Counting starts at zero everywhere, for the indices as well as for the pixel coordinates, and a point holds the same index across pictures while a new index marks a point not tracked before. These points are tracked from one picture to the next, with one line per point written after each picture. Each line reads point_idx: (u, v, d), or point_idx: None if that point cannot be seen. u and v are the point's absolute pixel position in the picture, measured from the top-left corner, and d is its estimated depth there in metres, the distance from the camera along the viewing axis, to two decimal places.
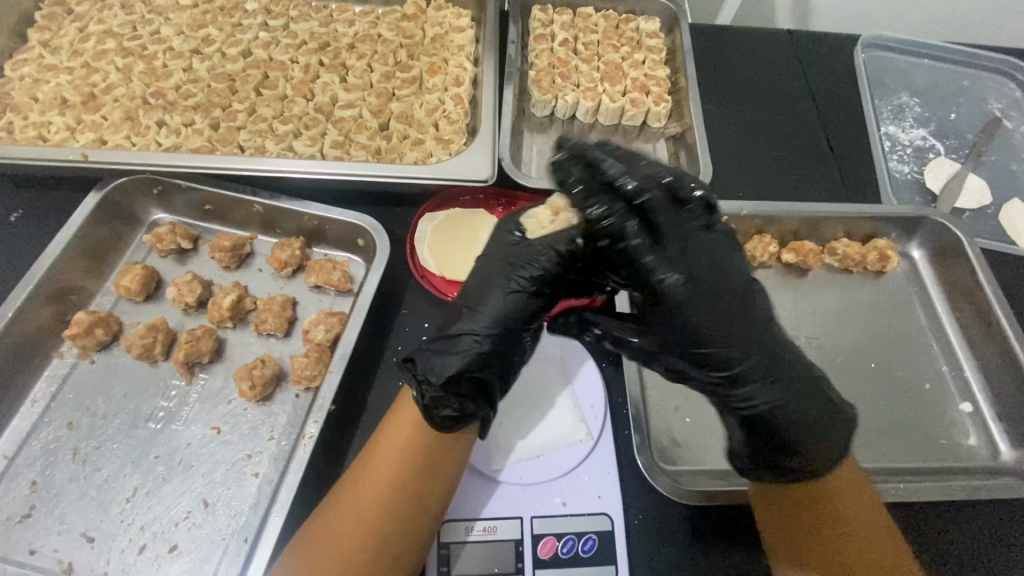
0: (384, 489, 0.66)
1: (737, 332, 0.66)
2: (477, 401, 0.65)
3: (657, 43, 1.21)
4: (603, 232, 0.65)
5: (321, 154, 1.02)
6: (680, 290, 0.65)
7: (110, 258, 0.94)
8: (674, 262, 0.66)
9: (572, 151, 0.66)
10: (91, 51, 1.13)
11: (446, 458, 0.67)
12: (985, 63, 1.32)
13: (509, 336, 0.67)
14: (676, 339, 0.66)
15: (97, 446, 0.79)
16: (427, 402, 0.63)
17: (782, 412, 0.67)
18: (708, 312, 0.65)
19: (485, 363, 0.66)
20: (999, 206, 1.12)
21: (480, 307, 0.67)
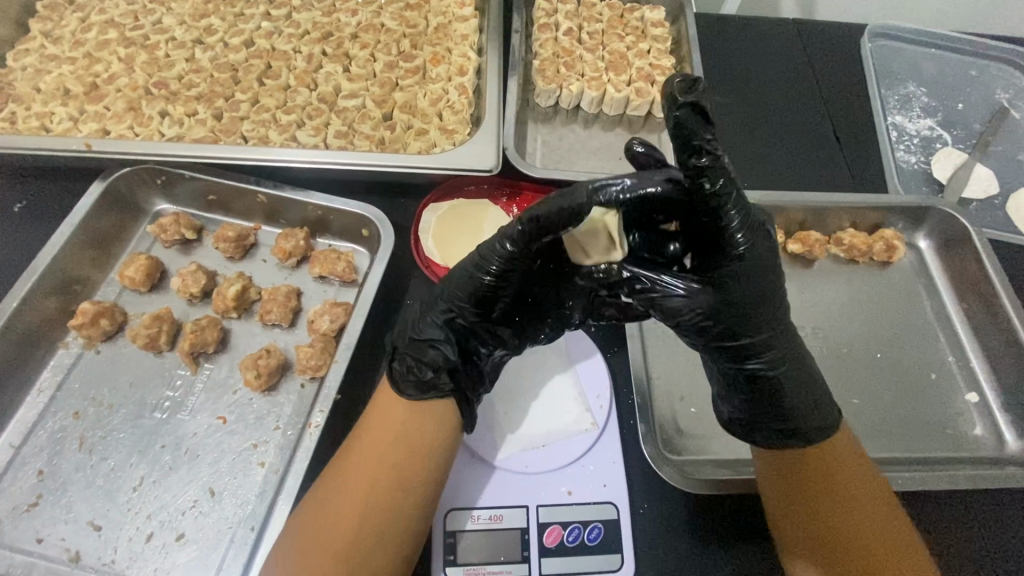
0: (375, 464, 0.66)
1: (778, 301, 0.68)
2: (439, 369, 0.68)
3: (662, 32, 1.20)
4: (706, 183, 0.59)
5: (325, 145, 1.02)
6: (759, 255, 0.65)
7: (115, 249, 0.94)
8: (755, 226, 0.64)
9: (695, 101, 0.56)
10: (92, 41, 1.12)
11: (427, 447, 0.67)
12: (992, 52, 1.31)
13: (476, 313, 0.69)
14: (735, 302, 0.65)
15: (103, 436, 0.79)
16: (399, 366, 0.69)
17: (796, 378, 0.69)
18: (766, 277, 0.66)
19: (446, 337, 0.69)
20: (1006, 196, 1.11)
21: (448, 286, 0.69)
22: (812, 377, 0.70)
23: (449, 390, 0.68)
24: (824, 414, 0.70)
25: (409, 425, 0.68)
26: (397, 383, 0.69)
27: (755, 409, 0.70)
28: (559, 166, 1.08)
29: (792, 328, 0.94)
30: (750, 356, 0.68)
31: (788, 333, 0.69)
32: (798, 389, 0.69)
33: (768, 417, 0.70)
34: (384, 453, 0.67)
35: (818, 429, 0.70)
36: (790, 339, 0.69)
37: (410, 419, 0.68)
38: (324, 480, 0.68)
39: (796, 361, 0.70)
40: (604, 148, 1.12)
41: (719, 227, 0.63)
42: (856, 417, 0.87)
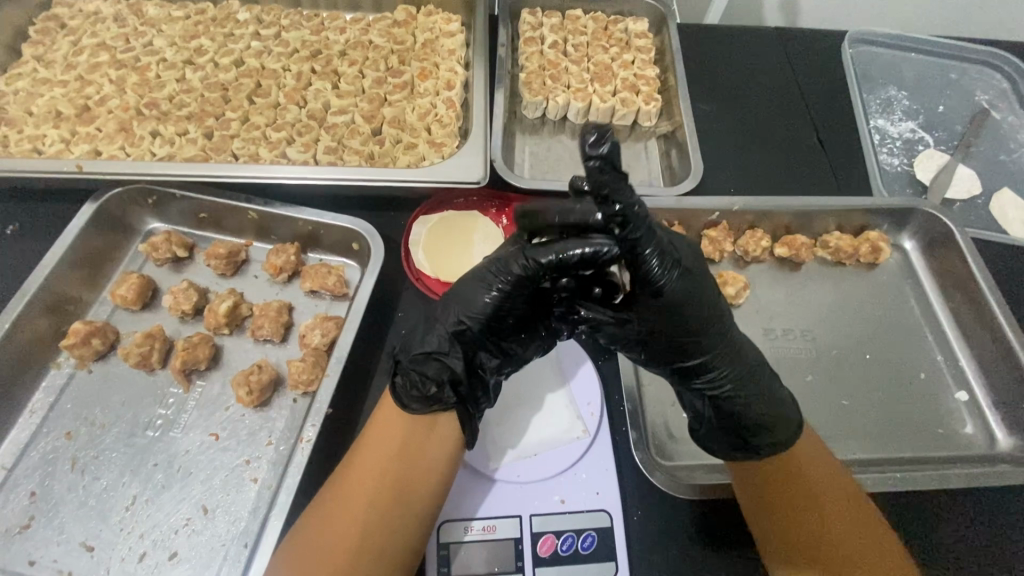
0: (376, 478, 0.67)
1: (714, 323, 0.69)
2: (443, 384, 0.66)
3: (646, 43, 1.23)
4: (619, 228, 0.60)
5: (315, 161, 1.03)
6: (679, 289, 0.65)
7: (107, 269, 0.95)
8: (669, 261, 0.65)
9: (606, 153, 0.54)
10: (84, 64, 1.13)
11: (426, 462, 0.67)
12: (971, 55, 1.33)
13: (484, 326, 0.68)
14: (658, 329, 0.68)
15: (96, 455, 0.79)
16: (401, 380, 0.68)
17: (740, 394, 0.71)
18: (689, 308, 0.67)
19: (453, 349, 0.67)
20: (989, 195, 1.13)
21: (456, 300, 0.69)
22: (765, 386, 0.72)
23: (452, 403, 0.67)
24: (783, 428, 0.71)
25: (412, 439, 0.68)
26: (399, 399, 0.68)
27: (708, 424, 0.74)
28: (548, 177, 1.10)
29: (782, 331, 0.95)
30: (691, 375, 0.72)
31: (734, 351, 0.71)
32: (750, 398, 0.71)
33: (719, 429, 0.73)
34: (382, 469, 0.67)
35: (773, 441, 0.71)
36: (733, 359, 0.71)
37: (410, 434, 0.69)
38: (320, 498, 0.68)
39: (739, 380, 0.71)
40: None
41: (636, 265, 0.64)
42: (847, 419, 0.87)
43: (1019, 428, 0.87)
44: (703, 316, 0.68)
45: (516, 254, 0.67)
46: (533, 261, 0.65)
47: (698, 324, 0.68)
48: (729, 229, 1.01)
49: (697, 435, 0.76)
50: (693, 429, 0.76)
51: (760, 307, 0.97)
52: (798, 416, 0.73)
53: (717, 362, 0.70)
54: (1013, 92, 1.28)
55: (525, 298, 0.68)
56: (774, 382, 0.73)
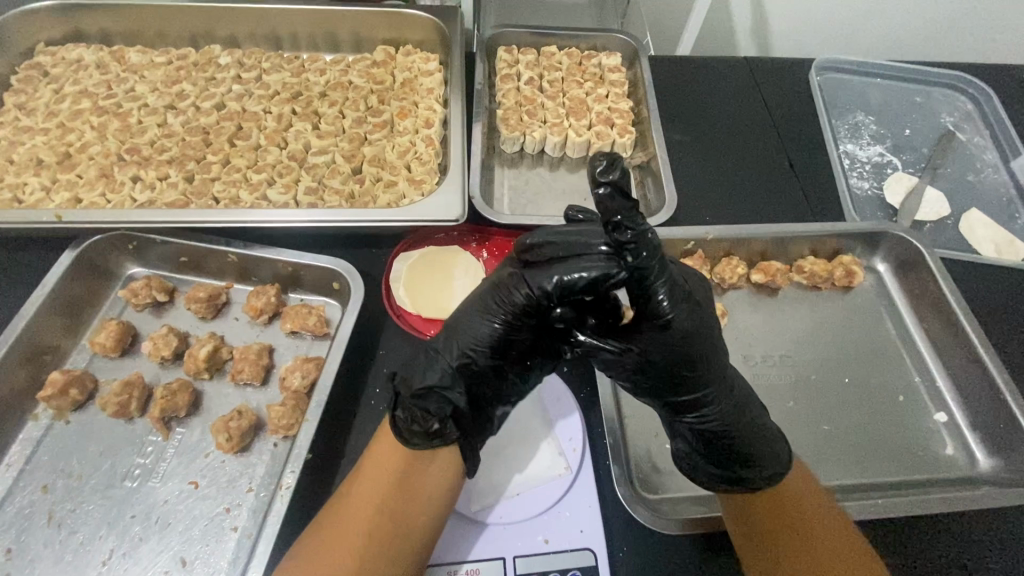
0: (373, 511, 0.66)
1: (713, 358, 0.68)
2: (445, 419, 0.66)
3: (619, 77, 1.26)
4: (630, 257, 0.59)
5: (295, 201, 1.04)
6: (684, 323, 0.64)
7: (86, 316, 0.95)
8: (679, 293, 0.64)
9: (615, 181, 0.54)
10: (66, 111, 1.15)
11: (430, 496, 0.67)
12: (935, 79, 1.38)
13: (489, 359, 0.68)
14: (657, 362, 0.66)
15: (72, 509, 0.78)
16: (403, 414, 0.66)
17: (738, 430, 0.69)
18: (692, 344, 0.66)
19: (455, 384, 0.66)
20: (958, 216, 1.16)
21: (458, 332, 0.68)
22: (761, 424, 0.71)
23: (455, 437, 0.67)
24: (779, 461, 0.71)
25: (413, 473, 0.67)
26: (400, 433, 0.66)
27: (699, 454, 0.73)
28: (527, 210, 1.11)
29: (761, 357, 0.96)
30: (687, 409, 0.70)
31: (734, 388, 0.70)
32: (750, 434, 0.70)
33: (708, 462, 0.72)
34: (380, 501, 0.66)
35: (766, 478, 0.70)
36: (735, 398, 0.70)
37: (411, 469, 0.67)
38: (319, 525, 0.68)
39: (734, 417, 0.69)
40: (569, 190, 1.15)
41: (643, 296, 0.63)
42: (829, 445, 0.88)
43: (998, 449, 0.88)
44: (707, 351, 0.67)
45: (518, 282, 0.66)
46: (539, 288, 0.64)
47: (704, 359, 0.67)
48: (705, 257, 1.03)
49: (687, 465, 0.75)
50: (682, 459, 0.75)
51: (738, 333, 0.98)
52: (788, 453, 0.73)
53: (721, 398, 0.69)
54: (977, 114, 1.33)
55: (525, 329, 0.67)
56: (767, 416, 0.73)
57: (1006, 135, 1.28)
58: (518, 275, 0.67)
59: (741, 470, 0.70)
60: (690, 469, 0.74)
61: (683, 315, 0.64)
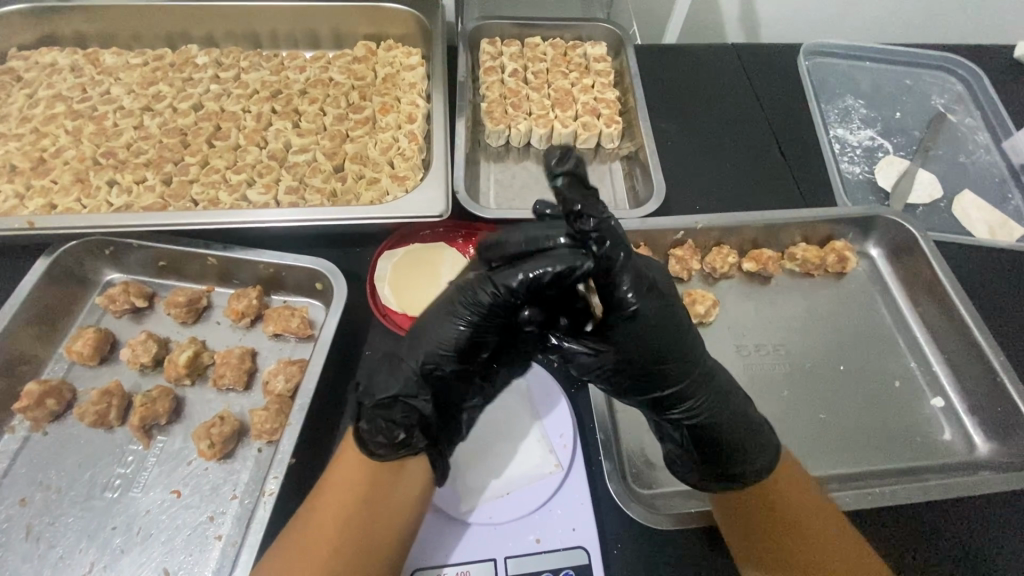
0: (342, 521, 0.64)
1: (692, 353, 0.66)
2: (411, 429, 0.62)
3: (604, 66, 1.24)
4: (595, 246, 0.60)
5: (276, 201, 1.02)
6: (653, 313, 0.63)
7: (63, 324, 0.92)
8: (645, 286, 0.63)
9: (573, 169, 0.59)
10: (40, 116, 1.13)
11: (400, 505, 0.66)
12: (924, 61, 1.36)
13: (456, 364, 0.66)
14: (633, 358, 0.65)
15: (51, 522, 0.76)
16: (367, 425, 0.62)
17: (716, 420, 0.67)
18: (665, 332, 0.64)
19: (420, 391, 0.64)
20: (951, 198, 1.14)
21: (421, 338, 0.66)
22: (747, 416, 0.69)
23: (422, 447, 0.64)
24: (758, 455, 0.69)
25: (381, 481, 0.65)
26: (364, 444, 0.62)
27: (689, 455, 0.70)
28: (514, 204, 1.09)
29: (754, 347, 0.94)
30: (667, 406, 0.68)
31: (718, 384, 0.68)
32: (739, 430, 0.68)
33: (700, 463, 0.70)
34: (349, 514, 0.64)
35: (754, 470, 0.68)
36: (718, 394, 0.68)
37: (379, 479, 0.65)
38: (288, 539, 0.66)
39: (717, 408, 0.68)
40: None
41: (608, 289, 0.62)
42: (825, 434, 0.86)
43: (997, 433, 0.86)
44: (682, 346, 0.66)
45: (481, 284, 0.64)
46: (501, 288, 0.62)
47: (682, 354, 0.66)
48: (696, 247, 1.02)
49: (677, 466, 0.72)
50: (671, 458, 0.73)
51: (730, 323, 0.97)
52: (776, 442, 0.71)
53: (705, 395, 0.67)
54: (967, 95, 1.31)
55: (495, 330, 0.65)
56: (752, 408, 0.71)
57: (998, 115, 1.26)
58: (482, 277, 0.65)
59: (729, 469, 0.68)
60: (682, 470, 0.72)
61: (652, 306, 0.63)
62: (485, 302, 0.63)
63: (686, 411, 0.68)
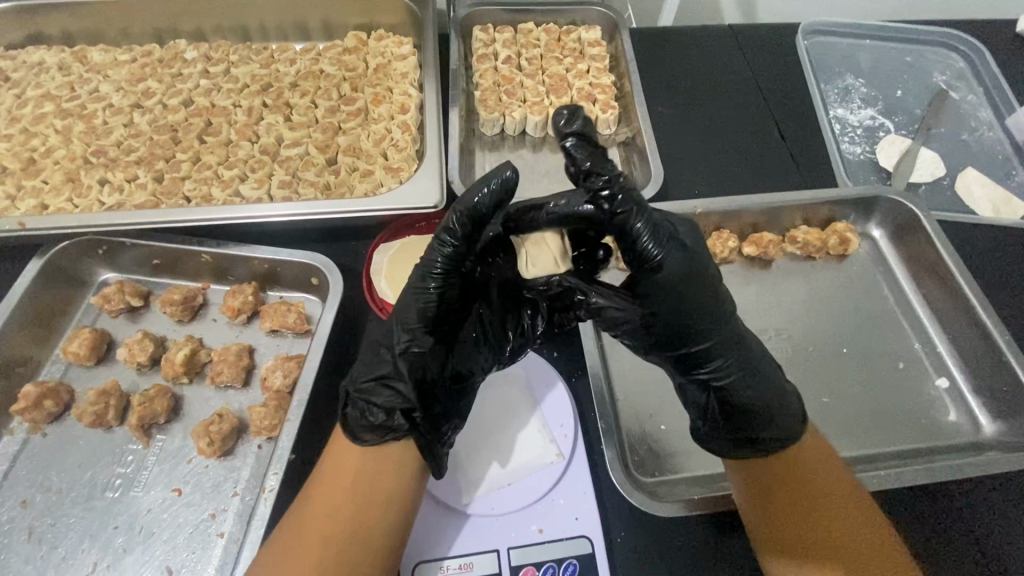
0: (336, 513, 0.64)
1: (716, 309, 0.66)
2: (392, 411, 0.65)
3: (599, 51, 1.22)
4: (608, 203, 0.61)
5: (269, 196, 1.01)
6: (681, 264, 0.63)
7: (59, 325, 0.92)
8: (665, 234, 0.62)
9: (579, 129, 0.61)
10: (29, 116, 1.11)
11: (391, 495, 0.65)
12: (924, 37, 1.33)
13: (432, 338, 0.66)
14: (663, 314, 0.65)
15: (52, 523, 0.76)
16: (351, 411, 0.67)
17: (744, 381, 0.68)
18: (693, 288, 0.64)
19: (399, 372, 0.66)
20: (954, 176, 1.12)
21: (394, 320, 0.67)
22: (769, 370, 0.70)
23: (404, 430, 0.66)
24: (782, 418, 0.69)
25: (371, 471, 0.66)
26: (350, 430, 0.66)
27: (714, 416, 0.70)
28: None
29: (756, 332, 0.93)
30: (694, 365, 0.68)
31: (738, 335, 0.69)
32: (767, 390, 0.69)
33: (724, 429, 0.69)
34: (342, 505, 0.65)
35: (778, 434, 0.69)
36: (738, 348, 0.68)
37: (372, 467, 0.66)
38: (278, 535, 0.65)
39: (736, 362, 0.68)
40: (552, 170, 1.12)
41: (629, 243, 0.62)
42: (828, 417, 0.85)
43: (1003, 413, 0.86)
44: (709, 300, 0.66)
45: (437, 243, 0.63)
46: (458, 235, 0.62)
47: (708, 312, 0.66)
48: None
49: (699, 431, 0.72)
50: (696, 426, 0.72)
51: None
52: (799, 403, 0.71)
53: (729, 352, 0.67)
54: (969, 71, 1.29)
55: (457, 286, 0.65)
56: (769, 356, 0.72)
57: (1000, 91, 1.24)
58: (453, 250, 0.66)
59: (754, 432, 0.69)
60: (707, 437, 0.71)
61: (677, 258, 0.62)
62: (446, 260, 0.63)
63: (708, 371, 0.68)
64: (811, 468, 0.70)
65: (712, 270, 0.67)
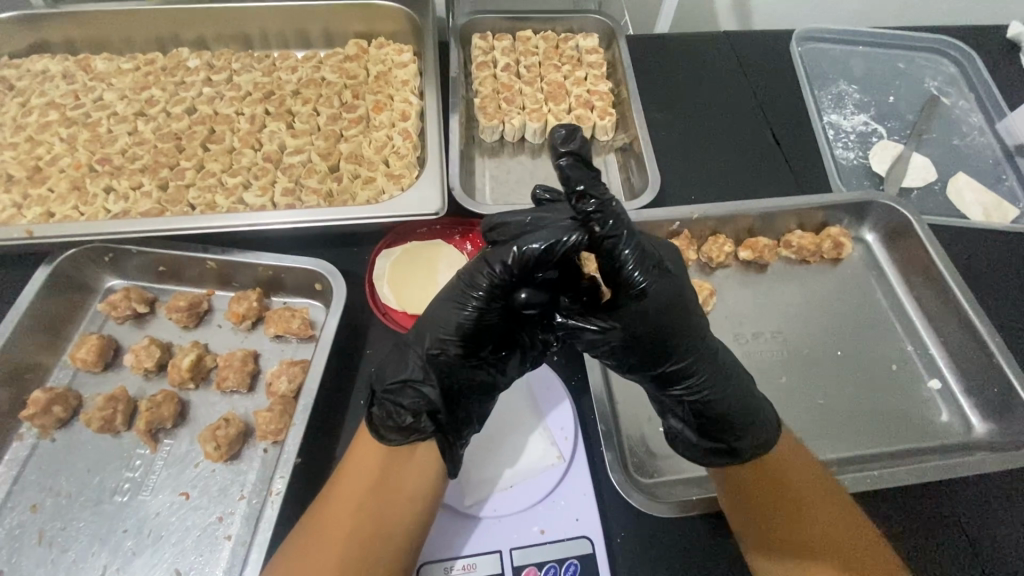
0: (356, 508, 0.66)
1: (696, 331, 0.68)
2: (418, 414, 0.66)
3: (597, 59, 1.24)
4: (597, 226, 0.63)
5: (273, 203, 1.03)
6: (662, 290, 0.65)
7: (66, 332, 0.93)
8: (649, 262, 0.65)
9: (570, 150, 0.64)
10: (34, 124, 1.13)
11: (409, 490, 0.67)
12: (916, 43, 1.35)
13: (461, 348, 0.67)
14: (641, 337, 0.66)
15: (62, 527, 0.77)
16: (378, 411, 0.67)
17: (725, 396, 0.69)
18: (673, 312, 0.66)
19: (427, 376, 0.66)
20: (945, 181, 1.14)
21: (426, 325, 0.68)
22: (750, 389, 0.71)
23: (430, 432, 0.67)
24: (764, 430, 0.71)
25: (389, 467, 0.68)
26: (377, 430, 0.67)
27: (694, 428, 0.72)
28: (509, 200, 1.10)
29: (752, 335, 0.95)
30: (672, 382, 0.69)
31: (716, 356, 0.70)
32: (747, 404, 0.70)
33: (704, 439, 0.72)
34: (361, 500, 0.67)
35: (759, 444, 0.71)
36: (717, 366, 0.69)
37: (390, 463, 0.68)
38: (298, 532, 0.67)
39: (715, 379, 0.69)
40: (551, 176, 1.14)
41: (615, 268, 0.64)
42: (823, 418, 0.87)
43: (993, 414, 0.88)
44: (689, 323, 0.67)
45: (480, 266, 0.65)
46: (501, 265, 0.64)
47: (689, 334, 0.67)
48: (692, 237, 1.02)
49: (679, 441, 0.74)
50: (675, 436, 0.74)
51: (727, 312, 0.97)
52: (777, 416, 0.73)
53: (709, 371, 0.69)
54: (960, 76, 1.31)
55: (497, 311, 0.66)
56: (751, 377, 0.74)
57: (990, 96, 1.27)
58: (479, 258, 0.66)
59: (734, 444, 0.70)
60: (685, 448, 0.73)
61: (659, 285, 0.65)
62: (485, 286, 0.65)
63: (687, 388, 0.69)
64: (791, 464, 0.72)
65: (694, 298, 0.69)
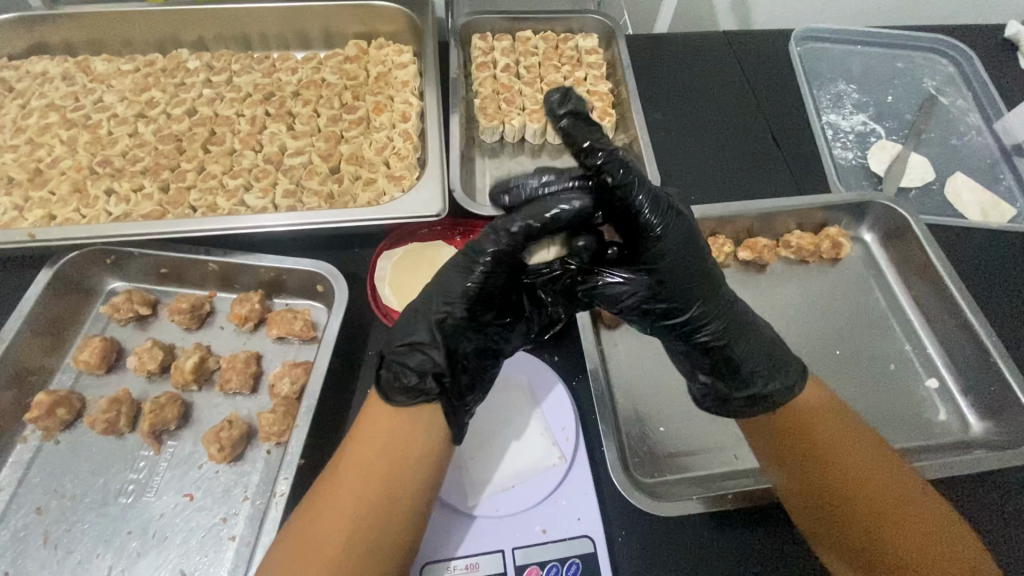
0: (367, 469, 0.65)
1: (715, 275, 0.69)
2: (425, 374, 0.64)
3: (596, 59, 1.25)
4: (609, 177, 0.63)
5: (274, 206, 1.03)
6: (679, 232, 0.65)
7: (68, 335, 0.93)
8: (663, 206, 0.65)
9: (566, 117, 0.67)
10: (34, 126, 1.13)
11: (420, 453, 0.66)
12: (914, 43, 1.36)
13: (467, 312, 0.67)
14: (667, 282, 0.66)
15: (67, 529, 0.77)
16: (383, 374, 0.65)
17: (746, 344, 0.70)
18: (692, 255, 0.66)
19: (435, 338, 0.65)
20: (943, 181, 1.15)
21: (433, 291, 0.68)
22: (768, 337, 0.73)
23: (436, 394, 0.64)
24: (789, 376, 0.73)
25: (399, 430, 0.66)
26: (383, 393, 0.64)
27: (721, 382, 0.72)
28: None
29: None
30: (697, 332, 0.69)
31: (733, 297, 0.71)
32: (767, 358, 0.71)
33: (732, 391, 0.72)
34: (371, 463, 0.65)
35: (785, 390, 0.72)
36: (737, 312, 0.70)
37: (401, 425, 0.66)
38: (308, 502, 0.67)
39: (737, 324, 0.70)
40: None
41: (630, 214, 0.64)
42: None
43: (991, 413, 0.88)
44: (707, 268, 0.68)
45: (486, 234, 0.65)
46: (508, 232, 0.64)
47: (709, 279, 0.68)
48: None
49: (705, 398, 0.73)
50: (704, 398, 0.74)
51: None
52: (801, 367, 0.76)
53: (731, 316, 0.69)
54: (958, 76, 1.32)
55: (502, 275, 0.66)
56: (763, 325, 0.75)
57: (988, 96, 1.27)
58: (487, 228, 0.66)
59: (760, 392, 0.71)
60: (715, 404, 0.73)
61: (676, 226, 0.65)
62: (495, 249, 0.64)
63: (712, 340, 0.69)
64: (830, 427, 0.73)
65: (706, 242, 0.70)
